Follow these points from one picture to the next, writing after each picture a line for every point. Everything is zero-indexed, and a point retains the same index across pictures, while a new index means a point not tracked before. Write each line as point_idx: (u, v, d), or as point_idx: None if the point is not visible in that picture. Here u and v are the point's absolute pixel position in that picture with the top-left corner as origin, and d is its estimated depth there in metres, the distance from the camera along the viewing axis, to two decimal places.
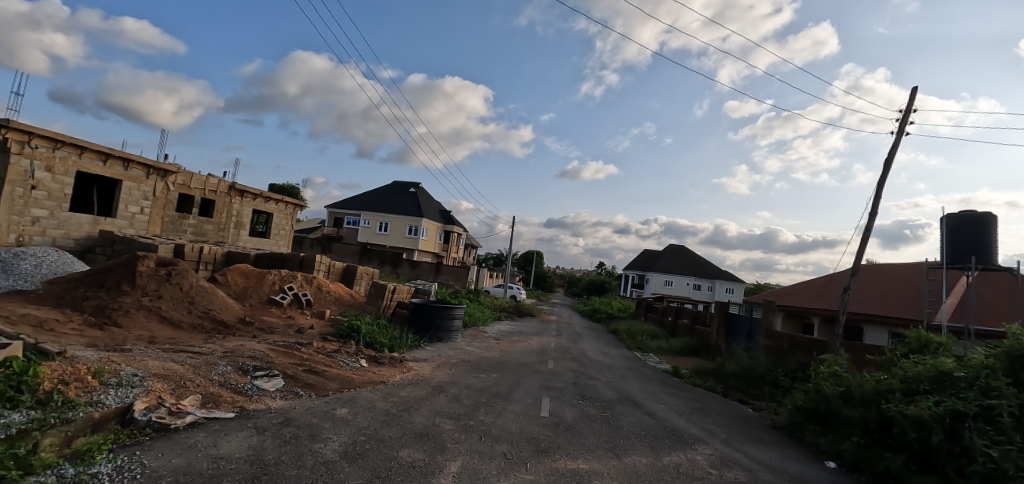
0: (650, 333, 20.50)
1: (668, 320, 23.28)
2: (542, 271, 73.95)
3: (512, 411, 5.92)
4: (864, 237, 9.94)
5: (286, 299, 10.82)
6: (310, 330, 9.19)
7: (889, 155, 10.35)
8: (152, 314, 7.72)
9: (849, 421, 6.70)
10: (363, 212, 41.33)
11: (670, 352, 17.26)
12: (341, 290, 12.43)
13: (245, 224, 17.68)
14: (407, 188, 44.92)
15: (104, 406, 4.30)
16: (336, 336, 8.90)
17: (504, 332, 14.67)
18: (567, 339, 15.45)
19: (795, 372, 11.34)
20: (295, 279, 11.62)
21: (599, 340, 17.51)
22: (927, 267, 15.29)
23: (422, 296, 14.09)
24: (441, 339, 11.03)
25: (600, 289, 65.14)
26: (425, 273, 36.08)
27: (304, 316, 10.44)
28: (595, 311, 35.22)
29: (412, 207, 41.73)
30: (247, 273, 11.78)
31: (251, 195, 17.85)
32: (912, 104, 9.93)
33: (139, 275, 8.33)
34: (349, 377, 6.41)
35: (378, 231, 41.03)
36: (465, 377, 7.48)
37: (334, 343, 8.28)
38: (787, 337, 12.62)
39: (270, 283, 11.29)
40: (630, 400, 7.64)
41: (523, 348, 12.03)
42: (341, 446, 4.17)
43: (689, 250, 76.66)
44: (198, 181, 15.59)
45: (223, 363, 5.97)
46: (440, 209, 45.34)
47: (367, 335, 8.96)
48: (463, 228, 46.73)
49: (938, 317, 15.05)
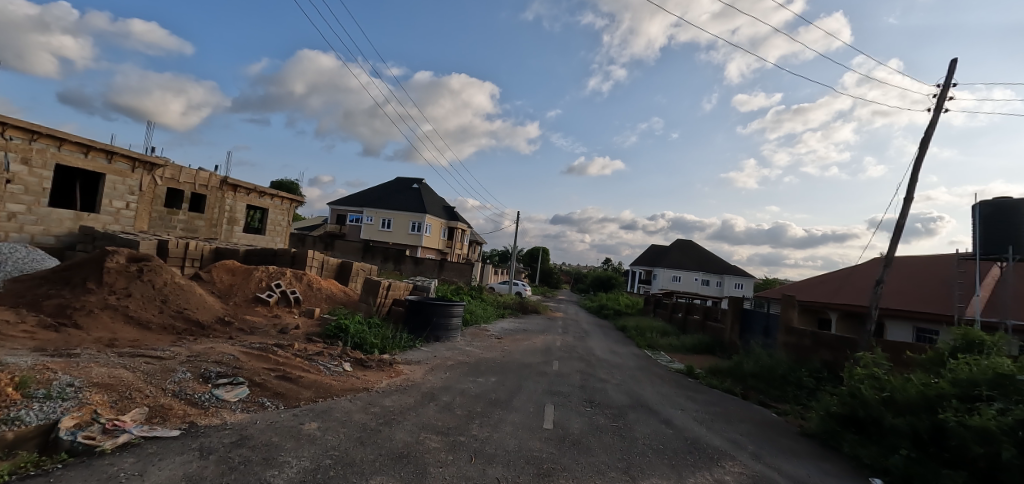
0: (660, 330, 19.72)
1: (679, 316, 22.46)
2: (548, 268, 73.17)
3: (509, 423, 5.17)
4: (899, 224, 8.99)
5: (273, 296, 10.14)
6: (295, 330, 8.48)
7: (926, 134, 9.36)
8: (119, 314, 7.06)
9: (895, 431, 5.88)
10: (366, 208, 40.75)
11: (681, 349, 16.47)
12: (333, 287, 11.72)
13: (238, 220, 17.07)
14: (410, 184, 44.26)
15: (22, 423, 3.63)
16: (323, 336, 8.18)
17: (507, 329, 13.96)
18: (574, 337, 14.70)
19: (820, 372, 10.48)
20: (284, 276, 10.93)
21: (607, 337, 16.74)
22: (958, 259, 14.36)
23: (420, 293, 13.36)
24: (439, 338, 10.30)
25: (607, 285, 64.24)
26: (429, 269, 35.49)
27: (292, 315, 9.74)
28: (602, 307, 34.44)
29: (416, 203, 41.08)
30: (234, 270, 11.13)
31: (245, 190, 17.22)
32: (951, 77, 8.96)
33: (106, 271, 7.68)
34: (328, 384, 5.68)
35: (381, 228, 40.47)
36: (459, 382, 6.74)
37: (318, 345, 7.55)
38: (809, 334, 11.76)
39: (257, 280, 10.63)
40: (643, 406, 6.87)
41: (527, 347, 11.30)
42: (299, 473, 3.44)
43: (697, 245, 75.55)
44: (187, 175, 14.98)
45: (182, 369, 5.28)
46: (444, 205, 44.67)
47: (356, 335, 8.25)
48: (467, 224, 46.06)
49: (970, 311, 14.14)
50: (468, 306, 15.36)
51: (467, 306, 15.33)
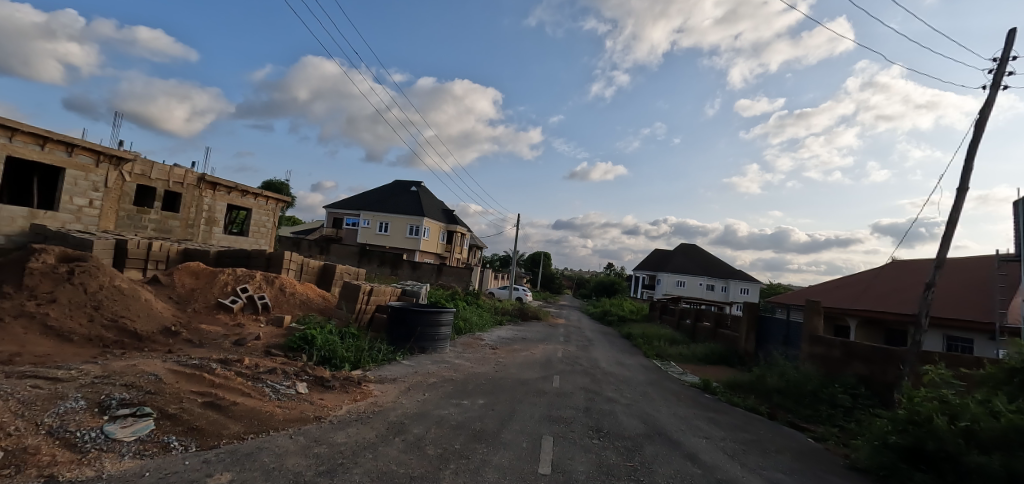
0: (669, 337, 18.47)
1: (687, 323, 21.20)
2: (550, 273, 71.89)
3: (494, 467, 3.98)
4: (953, 219, 7.76)
5: (237, 303, 8.98)
6: (254, 341, 7.31)
7: (980, 115, 8.14)
8: (35, 324, 5.92)
9: (981, 472, 4.69)
10: (363, 212, 39.69)
11: (693, 360, 15.22)
12: (310, 292, 10.55)
13: (218, 221, 15.98)
14: (408, 187, 43.20)
15: None
16: (285, 349, 7.01)
17: (504, 339, 12.75)
18: (576, 347, 13.47)
19: (856, 388, 9.23)
20: (252, 280, 9.77)
21: (612, 346, 15.52)
22: (999, 260, 13.10)
23: (408, 299, 12.19)
24: (424, 350, 9.12)
25: (610, 290, 62.84)
26: (427, 274, 34.33)
27: (257, 323, 8.58)
28: (606, 313, 33.18)
29: (414, 206, 40.00)
30: (198, 273, 10.00)
31: (225, 188, 16.15)
32: (1011, 48, 7.75)
33: (28, 273, 6.66)
34: (267, 414, 4.51)
35: (379, 232, 39.37)
36: (438, 406, 5.56)
37: (274, 360, 6.38)
38: (839, 345, 10.52)
39: (221, 284, 9.49)
40: (661, 435, 5.69)
41: (524, 359, 10.10)
42: None
43: (702, 249, 74.18)
44: (159, 171, 13.91)
45: (76, 395, 4.13)
46: (443, 208, 43.57)
47: (323, 348, 7.07)
48: (466, 227, 44.92)
49: (1013, 319, 12.88)
50: (462, 313, 14.16)
51: (461, 313, 14.13)
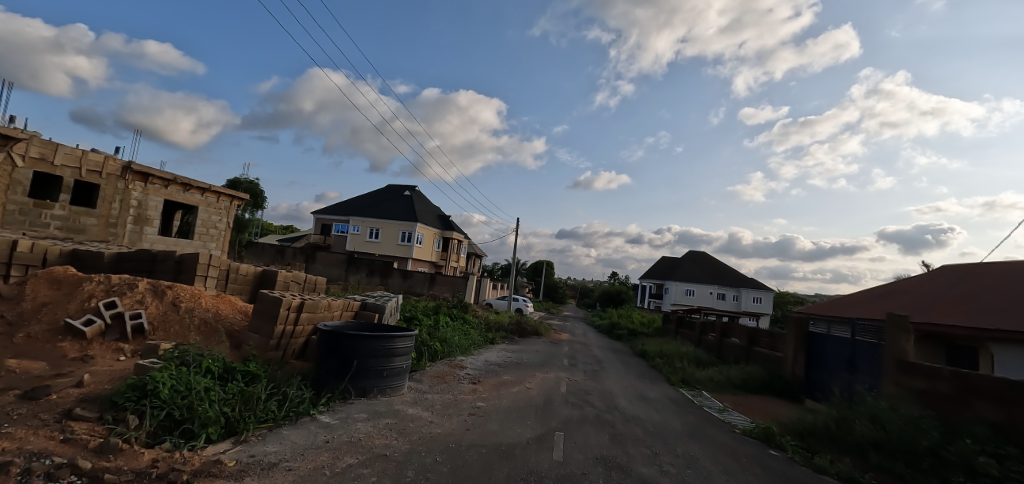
0: (694, 357, 15.57)
1: (711, 339, 18.29)
2: (553, 282, 68.92)
3: None
4: None
5: (94, 325, 6.19)
6: (65, 392, 4.52)
7: None
8: None
9: None
10: (353, 217, 37.02)
11: (730, 387, 12.30)
12: (220, 307, 7.73)
13: (150, 219, 13.23)
14: (401, 191, 40.65)
15: None
16: (103, 408, 4.26)
17: (491, 366, 9.95)
18: (586, 374, 10.63)
19: (999, 445, 6.29)
20: (131, 291, 6.98)
21: (629, 371, 12.63)
22: None
23: (367, 317, 9.44)
24: (367, 394, 6.21)
25: (616, 301, 59.67)
26: (419, 283, 31.46)
27: (113, 357, 5.78)
28: (613, 326, 30.24)
29: (406, 210, 37.33)
30: (62, 282, 7.23)
31: (161, 181, 13.45)
32: None
33: None
34: None
35: (369, 239, 36.63)
36: None
37: (50, 438, 3.62)
38: (948, 377, 7.59)
39: (83, 297, 6.70)
40: None
41: (514, 400, 7.25)
42: None
43: (711, 257, 71.07)
44: (66, 156, 11.23)
45: None
46: (438, 214, 40.98)
47: (166, 408, 4.30)
48: (463, 234, 42.12)
49: None
50: (441, 331, 11.37)
51: (439, 332, 11.32)
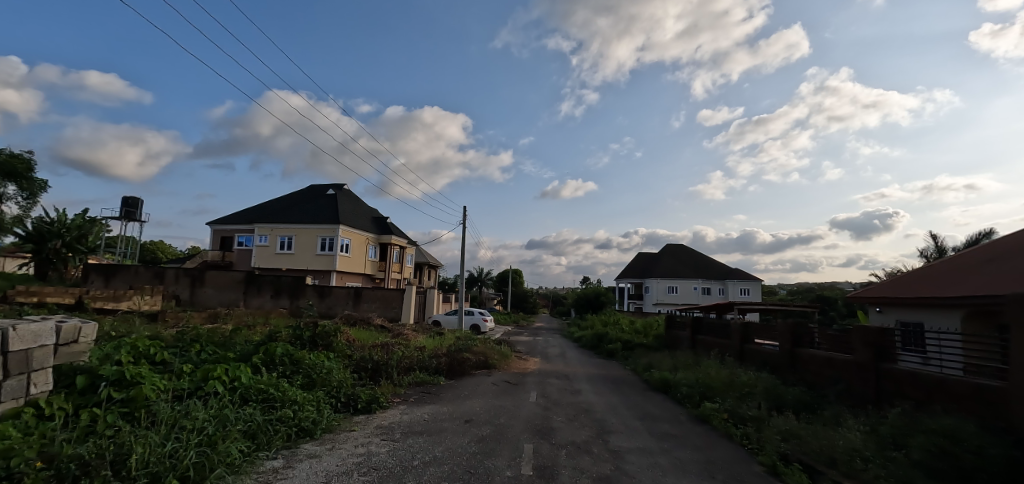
0: (768, 391, 8.42)
1: (766, 352, 11.26)
2: (522, 291, 61.61)
3: None
4: None
5: None
6: None
7: None
8: None
9: None
10: (257, 224, 28.74)
11: (924, 476, 5.07)
12: None
13: None
14: (324, 191, 32.69)
15: None
16: None
17: None
18: None
19: None
20: None
21: (680, 462, 5.27)
22: None
23: None
24: None
25: (595, 305, 52.47)
26: (340, 302, 23.46)
27: None
28: (599, 338, 22.99)
29: (328, 211, 29.27)
30: None
31: None
32: None
33: None
34: None
35: (280, 250, 28.43)
36: None
37: None
38: None
39: None
40: None
41: None
42: None
43: (690, 249, 65.43)
44: None
45: None
46: (372, 216, 33.16)
47: None
48: (406, 239, 34.28)
49: None
50: (124, 431, 3.69)
51: (117, 433, 3.65)
